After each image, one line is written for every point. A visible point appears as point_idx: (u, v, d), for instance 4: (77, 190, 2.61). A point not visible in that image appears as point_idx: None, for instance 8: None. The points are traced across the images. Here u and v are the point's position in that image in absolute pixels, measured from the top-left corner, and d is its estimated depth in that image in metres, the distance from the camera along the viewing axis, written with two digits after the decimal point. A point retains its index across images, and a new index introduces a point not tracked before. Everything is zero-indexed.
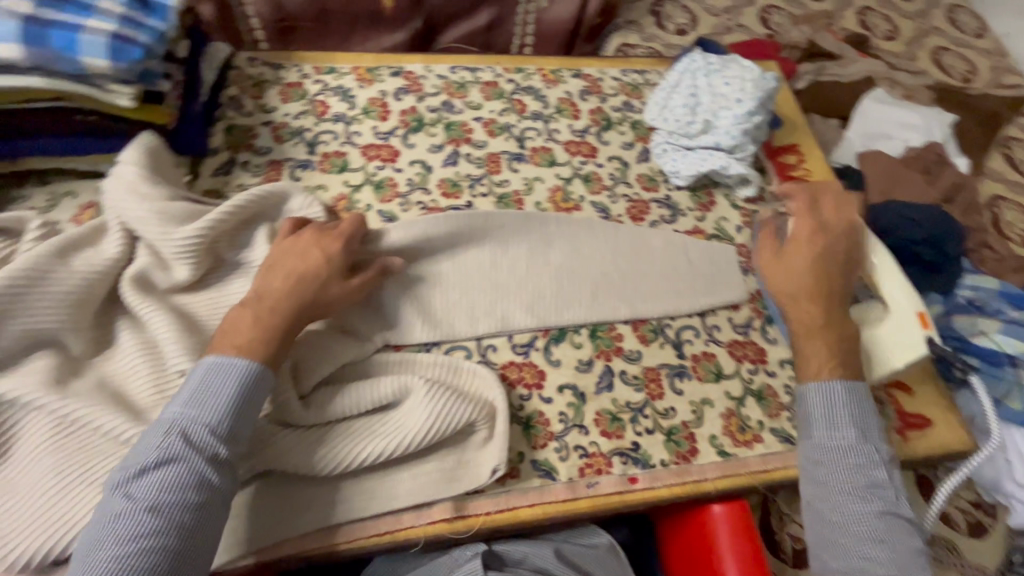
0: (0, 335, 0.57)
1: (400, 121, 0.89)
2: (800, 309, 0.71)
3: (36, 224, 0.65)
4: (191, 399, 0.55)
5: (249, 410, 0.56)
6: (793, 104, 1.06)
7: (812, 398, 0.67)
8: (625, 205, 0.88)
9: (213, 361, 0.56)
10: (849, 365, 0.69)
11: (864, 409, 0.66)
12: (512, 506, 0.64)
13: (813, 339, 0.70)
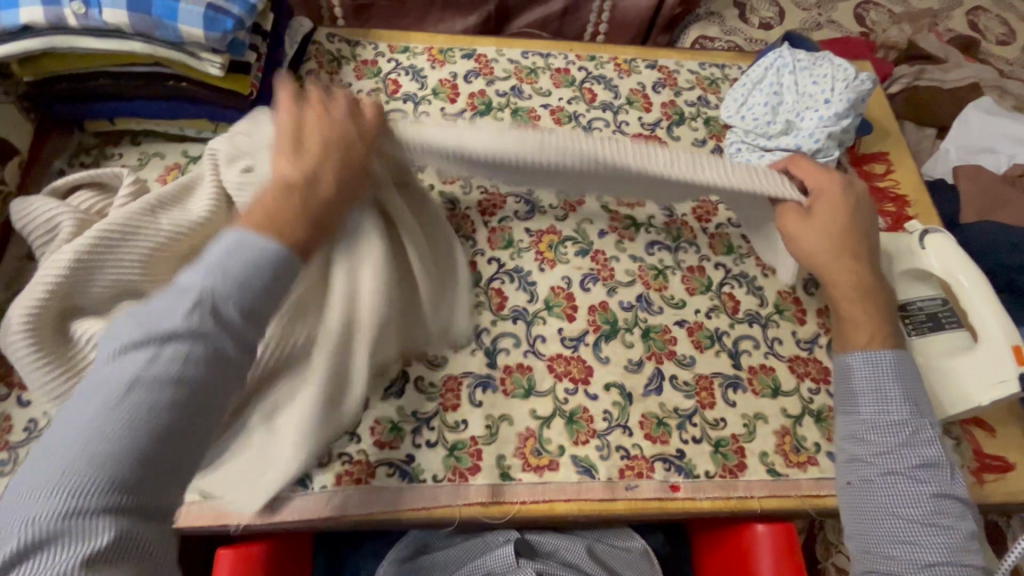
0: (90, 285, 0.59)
1: (468, 104, 0.90)
2: (841, 275, 0.65)
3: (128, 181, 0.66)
4: (232, 255, 0.43)
5: (266, 281, 0.44)
6: (886, 109, 0.98)
7: (858, 367, 0.62)
8: (691, 205, 0.85)
9: (240, 233, 0.44)
10: (894, 334, 0.64)
11: (917, 391, 0.61)
12: (548, 498, 0.64)
13: (856, 301, 0.65)
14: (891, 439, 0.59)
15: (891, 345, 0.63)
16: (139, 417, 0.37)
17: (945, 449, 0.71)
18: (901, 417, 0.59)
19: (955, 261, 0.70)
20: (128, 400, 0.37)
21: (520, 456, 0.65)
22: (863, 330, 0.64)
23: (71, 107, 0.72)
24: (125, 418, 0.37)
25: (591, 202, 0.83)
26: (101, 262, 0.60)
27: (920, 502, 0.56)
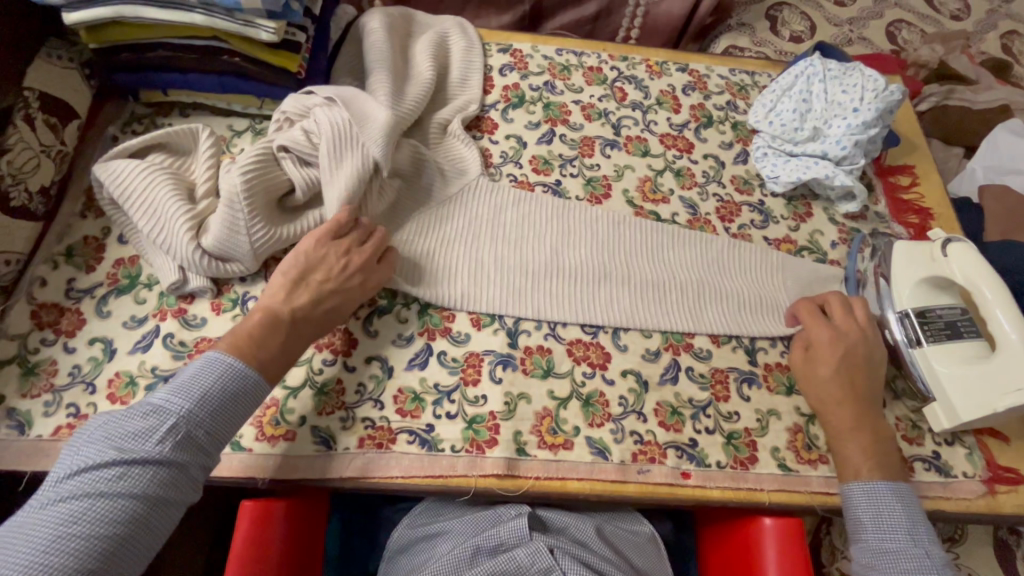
0: (163, 232, 0.66)
1: (502, 96, 0.92)
2: (843, 414, 0.68)
3: (207, 140, 0.74)
4: (182, 387, 0.55)
5: (232, 405, 0.56)
6: (914, 123, 0.99)
7: (857, 498, 0.64)
8: (714, 204, 0.86)
9: (215, 358, 0.57)
10: (891, 465, 0.65)
11: (913, 514, 0.62)
12: (561, 475, 0.65)
13: (857, 440, 0.66)
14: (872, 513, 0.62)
15: (887, 477, 0.64)
16: (138, 489, 0.50)
17: (958, 457, 0.71)
18: (886, 506, 0.62)
19: (975, 270, 0.70)
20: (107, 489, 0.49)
21: (537, 433, 0.67)
22: (865, 465, 0.65)
23: (129, 75, 0.76)
24: (118, 492, 0.49)
25: (617, 196, 0.85)
26: (171, 215, 0.66)
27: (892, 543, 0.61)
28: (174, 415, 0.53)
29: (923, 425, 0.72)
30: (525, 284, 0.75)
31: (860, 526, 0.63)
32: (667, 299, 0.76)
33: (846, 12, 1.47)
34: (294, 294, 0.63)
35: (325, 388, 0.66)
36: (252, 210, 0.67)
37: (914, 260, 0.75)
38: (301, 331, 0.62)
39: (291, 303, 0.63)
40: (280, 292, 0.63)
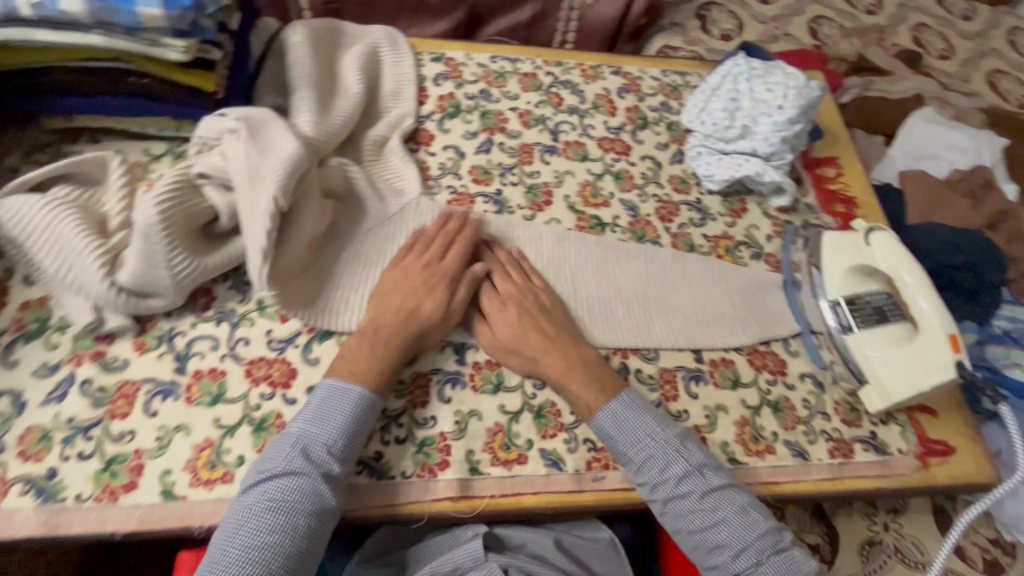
0: (71, 271, 0.62)
1: (437, 106, 0.91)
2: (554, 359, 0.68)
3: (120, 169, 0.69)
4: (314, 416, 0.60)
5: (366, 427, 0.62)
6: (836, 116, 1.03)
7: (604, 428, 0.65)
8: (654, 205, 0.88)
9: (331, 383, 0.62)
10: (616, 380, 0.68)
11: (658, 428, 0.65)
12: (516, 491, 0.65)
13: (589, 380, 0.67)
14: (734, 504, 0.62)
15: (655, 410, 0.66)
16: (283, 502, 0.55)
17: (892, 436, 0.75)
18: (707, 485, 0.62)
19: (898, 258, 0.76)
20: (259, 505, 0.55)
21: (489, 450, 0.66)
22: None
23: (25, 102, 0.70)
24: (268, 503, 0.55)
25: (558, 202, 0.85)
26: (80, 253, 0.61)
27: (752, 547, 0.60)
28: (302, 436, 0.59)
29: (860, 407, 0.76)
30: (527, 311, 0.71)
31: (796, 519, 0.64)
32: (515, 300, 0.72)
33: (770, 10, 1.53)
34: (384, 308, 0.67)
35: (263, 425, 0.63)
36: (172, 242, 0.63)
37: (846, 250, 0.80)
38: (384, 338, 0.65)
39: (384, 313, 0.67)
40: (388, 314, 0.67)
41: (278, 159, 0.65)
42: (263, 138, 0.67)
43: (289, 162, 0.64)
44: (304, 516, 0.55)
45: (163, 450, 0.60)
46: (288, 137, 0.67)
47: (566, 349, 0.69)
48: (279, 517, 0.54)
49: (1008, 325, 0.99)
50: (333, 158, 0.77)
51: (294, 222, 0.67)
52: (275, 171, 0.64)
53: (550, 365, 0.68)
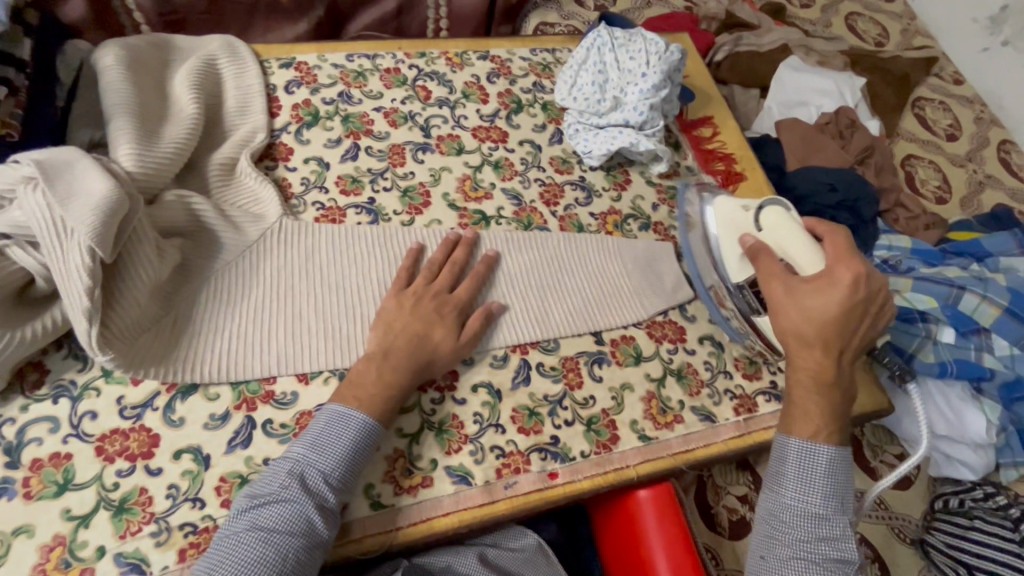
0: None
1: (292, 116, 0.83)
2: (805, 364, 0.66)
3: None
4: (314, 441, 0.57)
5: (368, 457, 0.59)
6: (706, 76, 1.04)
7: (794, 453, 0.64)
8: (538, 190, 0.85)
9: (333, 408, 0.59)
10: (843, 430, 0.66)
11: (841, 481, 0.63)
12: (425, 517, 0.61)
13: (812, 392, 0.66)
14: (809, 523, 0.62)
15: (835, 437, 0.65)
16: (276, 531, 0.52)
17: None
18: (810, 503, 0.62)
19: (792, 247, 0.69)
20: (252, 531, 0.52)
21: (390, 480, 0.62)
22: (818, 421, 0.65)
23: None
24: (262, 532, 0.52)
25: (437, 202, 0.81)
26: None
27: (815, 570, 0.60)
28: (300, 463, 0.56)
29: (757, 360, 0.78)
30: (858, 311, 0.66)
31: (782, 483, 0.64)
32: (863, 310, 0.66)
33: None
34: (398, 337, 0.64)
35: (124, 506, 0.56)
36: None
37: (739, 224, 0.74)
38: (391, 365, 0.62)
39: (396, 339, 0.64)
40: (399, 339, 0.64)
41: (88, 206, 0.56)
42: (67, 181, 0.58)
43: (101, 209, 0.56)
44: (296, 549, 0.52)
45: (2, 561, 0.52)
46: (100, 178, 0.58)
47: (839, 331, 0.65)
48: (270, 546, 0.51)
49: (887, 255, 1.05)
50: (168, 192, 0.68)
51: (129, 271, 0.60)
52: (85, 220, 0.55)
53: (804, 369, 0.66)
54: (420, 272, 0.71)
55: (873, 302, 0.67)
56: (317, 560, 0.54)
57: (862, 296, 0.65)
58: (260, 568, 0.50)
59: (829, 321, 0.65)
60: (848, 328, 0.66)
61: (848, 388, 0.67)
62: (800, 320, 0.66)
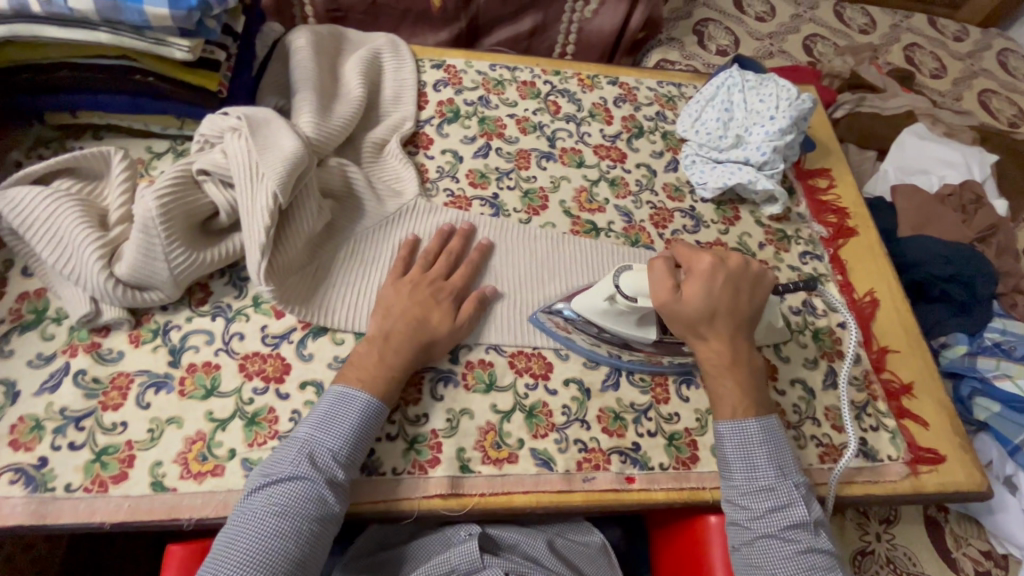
0: (72, 265, 0.63)
1: (437, 111, 0.92)
2: (715, 344, 0.67)
3: (122, 164, 0.70)
4: (320, 422, 0.60)
5: (372, 435, 0.61)
6: (828, 129, 1.05)
7: (727, 435, 0.66)
8: (648, 212, 0.89)
9: (339, 391, 0.61)
10: (761, 401, 0.67)
11: (780, 445, 0.65)
12: (507, 490, 0.65)
13: (722, 373, 0.67)
14: (765, 505, 0.62)
15: (757, 413, 0.66)
16: (290, 507, 0.55)
17: (883, 442, 0.75)
18: (761, 485, 0.63)
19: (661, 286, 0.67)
20: (266, 509, 0.55)
21: (480, 449, 0.66)
22: (739, 402, 0.66)
23: (30, 97, 0.71)
24: (274, 509, 0.55)
25: (554, 206, 0.86)
26: (76, 246, 0.62)
27: (800, 561, 0.60)
28: (308, 442, 0.59)
29: (849, 413, 0.77)
30: (741, 291, 0.69)
31: (729, 465, 0.65)
32: (746, 286, 0.69)
33: (765, 27, 1.57)
34: (398, 322, 0.66)
35: (256, 418, 0.63)
36: (172, 234, 0.64)
37: (622, 313, 0.70)
38: (393, 344, 0.65)
39: (395, 323, 0.66)
40: (399, 322, 0.66)
41: (279, 157, 0.66)
42: (264, 136, 0.68)
43: (289, 161, 0.66)
44: (309, 523, 0.55)
45: (154, 442, 0.61)
46: (289, 135, 0.69)
47: (731, 318, 0.68)
48: (284, 522, 0.54)
49: (999, 338, 0.98)
50: (332, 158, 0.78)
51: (294, 216, 0.69)
52: (276, 168, 0.65)
53: (711, 352, 0.67)
54: (438, 257, 0.74)
55: (736, 285, 0.68)
56: (331, 530, 0.58)
57: (722, 282, 0.67)
58: (279, 541, 0.53)
59: (718, 309, 0.67)
60: (737, 301, 0.68)
61: (756, 364, 0.69)
62: (697, 304, 0.66)
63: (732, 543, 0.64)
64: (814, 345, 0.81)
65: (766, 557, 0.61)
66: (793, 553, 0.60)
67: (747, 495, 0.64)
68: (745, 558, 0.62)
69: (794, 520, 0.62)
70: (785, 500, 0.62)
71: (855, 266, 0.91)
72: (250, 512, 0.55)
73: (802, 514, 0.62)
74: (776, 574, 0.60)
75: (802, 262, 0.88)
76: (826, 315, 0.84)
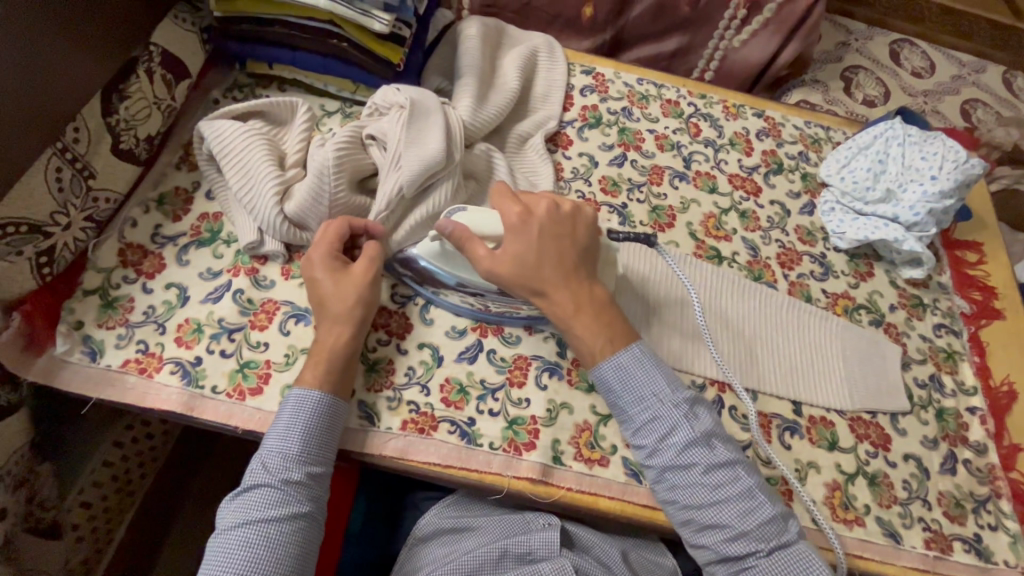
0: (248, 197, 0.70)
1: (580, 115, 0.94)
2: (557, 296, 0.65)
3: (305, 116, 0.78)
4: (272, 429, 0.60)
5: (327, 430, 0.60)
6: (987, 201, 0.98)
7: (606, 375, 0.65)
8: (776, 250, 0.86)
9: (288, 397, 0.61)
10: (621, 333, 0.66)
11: (652, 370, 0.64)
12: (593, 490, 0.65)
13: (584, 320, 0.66)
14: (657, 437, 0.62)
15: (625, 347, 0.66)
16: (253, 517, 0.56)
17: (999, 544, 0.69)
18: (644, 418, 0.63)
19: (483, 229, 0.65)
20: (235, 523, 0.56)
21: (574, 445, 0.67)
22: (599, 342, 0.66)
23: (243, 45, 0.81)
24: (239, 521, 0.56)
25: (680, 227, 0.86)
26: (255, 181, 0.70)
27: (701, 485, 0.60)
28: (263, 450, 0.59)
29: (966, 504, 0.71)
30: (560, 230, 0.67)
31: (615, 399, 0.65)
32: (565, 226, 0.67)
33: (921, 84, 1.47)
34: (332, 328, 0.64)
35: (377, 366, 0.68)
36: (338, 187, 0.70)
37: (455, 261, 0.68)
38: (326, 351, 0.63)
39: (327, 327, 0.64)
40: (333, 327, 0.64)
41: (418, 156, 0.71)
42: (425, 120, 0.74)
43: (425, 161, 0.70)
44: (273, 528, 0.56)
45: (288, 366, 0.66)
46: (436, 133, 0.73)
47: (558, 259, 0.66)
48: (250, 533, 0.55)
49: None
50: (480, 144, 0.82)
51: (439, 192, 0.73)
52: (411, 166, 0.70)
53: (555, 303, 0.65)
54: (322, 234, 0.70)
55: (550, 228, 0.67)
56: (306, 531, 0.58)
57: (535, 229, 0.66)
58: (245, 549, 0.54)
59: (542, 254, 0.65)
60: (561, 250, 0.66)
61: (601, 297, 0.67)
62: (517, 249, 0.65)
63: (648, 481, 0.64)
64: (862, 393, 0.75)
65: (676, 490, 0.61)
66: (697, 477, 0.60)
67: (639, 431, 0.64)
68: (662, 495, 0.63)
69: (681, 443, 0.61)
70: (669, 425, 0.62)
71: (996, 352, 0.84)
72: (225, 527, 0.57)
73: (683, 433, 0.61)
74: (689, 505, 0.60)
75: (935, 334, 0.83)
76: (955, 396, 0.78)
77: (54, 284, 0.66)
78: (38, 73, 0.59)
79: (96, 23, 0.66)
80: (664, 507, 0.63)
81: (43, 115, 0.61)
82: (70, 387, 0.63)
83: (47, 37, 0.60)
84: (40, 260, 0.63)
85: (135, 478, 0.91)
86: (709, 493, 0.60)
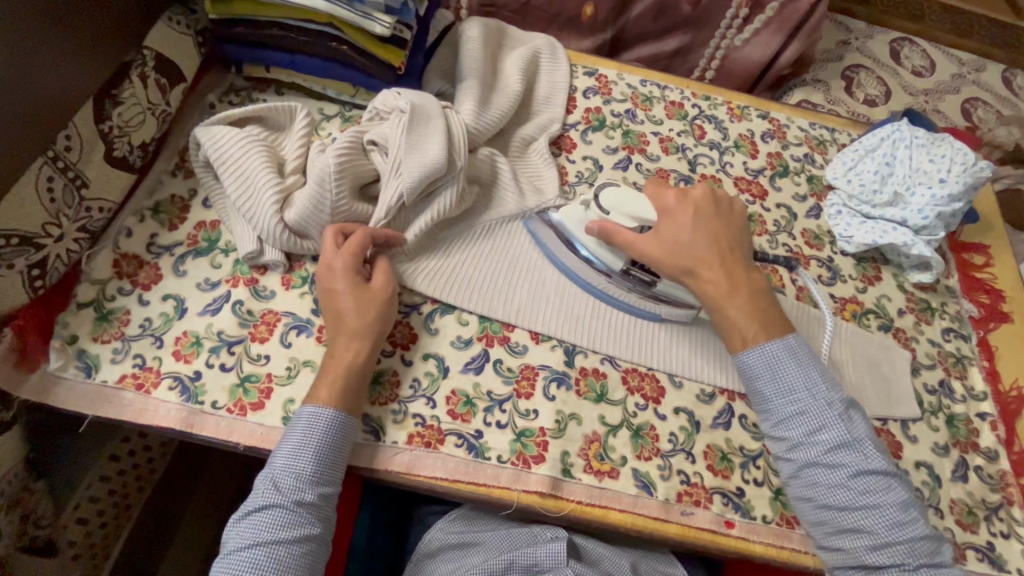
0: (246, 205, 0.68)
1: (583, 118, 0.93)
2: (710, 281, 0.67)
3: (303, 120, 0.76)
4: (285, 447, 0.58)
5: (341, 450, 0.59)
6: (992, 203, 0.97)
7: (754, 362, 0.65)
8: (783, 254, 0.85)
9: (300, 414, 0.59)
10: (774, 324, 0.67)
11: (807, 362, 0.64)
12: (603, 503, 0.64)
13: (731, 301, 0.67)
14: (807, 432, 0.63)
15: (779, 335, 0.66)
16: (262, 542, 0.54)
17: (1012, 552, 0.69)
18: (789, 412, 0.64)
19: (629, 208, 0.71)
20: (244, 546, 0.55)
21: (584, 457, 0.66)
22: (750, 328, 0.66)
23: (239, 49, 0.79)
24: (248, 543, 0.55)
25: None
26: (253, 188, 0.68)
27: (849, 488, 0.60)
28: (273, 470, 0.57)
29: (978, 512, 0.70)
30: (714, 219, 0.72)
31: (757, 384, 0.66)
32: (722, 212, 0.72)
33: (922, 83, 1.46)
34: (347, 344, 0.62)
35: (381, 378, 0.66)
36: (339, 194, 0.69)
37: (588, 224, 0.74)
38: (337, 367, 0.61)
39: (339, 341, 0.63)
40: (343, 341, 0.63)
41: (420, 161, 0.69)
42: (424, 124, 0.72)
43: (427, 166, 0.69)
44: (285, 552, 0.54)
45: (290, 380, 0.65)
46: (438, 138, 0.71)
47: (713, 245, 0.69)
48: (261, 556, 0.54)
49: None
50: (483, 149, 0.81)
51: (441, 196, 0.71)
52: (412, 172, 0.69)
53: (709, 283, 0.67)
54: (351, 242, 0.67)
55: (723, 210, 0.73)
56: (316, 551, 0.57)
57: (696, 213, 0.71)
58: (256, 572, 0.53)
59: (698, 239, 0.69)
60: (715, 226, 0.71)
61: (756, 282, 0.69)
62: (687, 236, 0.69)
63: (784, 476, 0.64)
64: (872, 401, 0.74)
65: (817, 490, 0.61)
66: (842, 479, 0.60)
67: (782, 423, 0.64)
68: (800, 492, 0.63)
69: (830, 442, 0.61)
70: (819, 423, 0.62)
71: (1005, 356, 0.83)
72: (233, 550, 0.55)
73: (834, 433, 0.61)
74: (828, 504, 0.61)
75: (944, 338, 0.82)
76: (965, 402, 0.78)
77: (46, 297, 0.63)
78: (29, 81, 0.57)
79: (89, 28, 0.64)
80: (799, 503, 0.63)
81: (34, 125, 0.59)
82: (65, 404, 0.61)
83: (38, 43, 0.58)
84: (31, 272, 0.61)
85: (132, 493, 0.89)
86: (857, 498, 0.60)
